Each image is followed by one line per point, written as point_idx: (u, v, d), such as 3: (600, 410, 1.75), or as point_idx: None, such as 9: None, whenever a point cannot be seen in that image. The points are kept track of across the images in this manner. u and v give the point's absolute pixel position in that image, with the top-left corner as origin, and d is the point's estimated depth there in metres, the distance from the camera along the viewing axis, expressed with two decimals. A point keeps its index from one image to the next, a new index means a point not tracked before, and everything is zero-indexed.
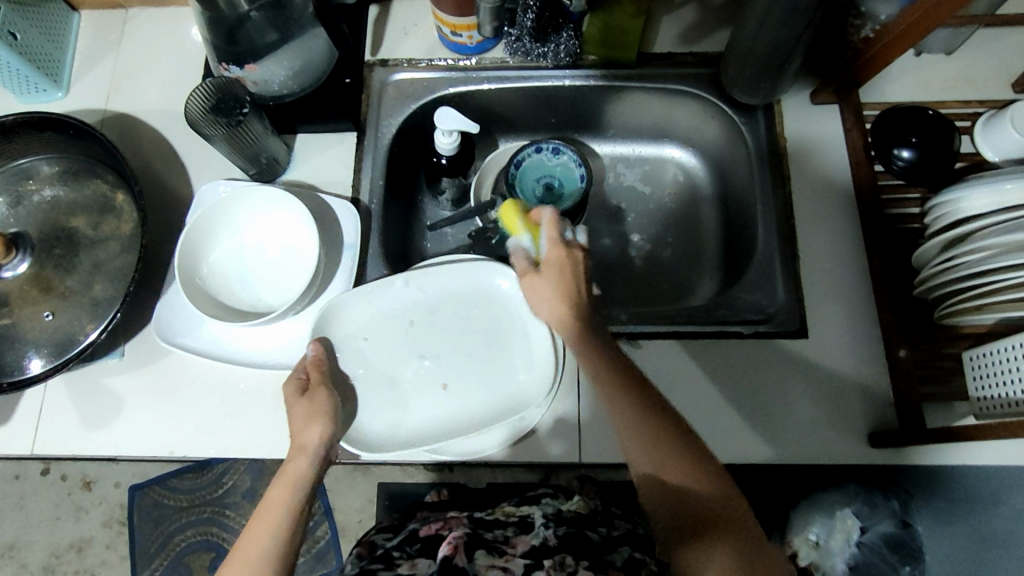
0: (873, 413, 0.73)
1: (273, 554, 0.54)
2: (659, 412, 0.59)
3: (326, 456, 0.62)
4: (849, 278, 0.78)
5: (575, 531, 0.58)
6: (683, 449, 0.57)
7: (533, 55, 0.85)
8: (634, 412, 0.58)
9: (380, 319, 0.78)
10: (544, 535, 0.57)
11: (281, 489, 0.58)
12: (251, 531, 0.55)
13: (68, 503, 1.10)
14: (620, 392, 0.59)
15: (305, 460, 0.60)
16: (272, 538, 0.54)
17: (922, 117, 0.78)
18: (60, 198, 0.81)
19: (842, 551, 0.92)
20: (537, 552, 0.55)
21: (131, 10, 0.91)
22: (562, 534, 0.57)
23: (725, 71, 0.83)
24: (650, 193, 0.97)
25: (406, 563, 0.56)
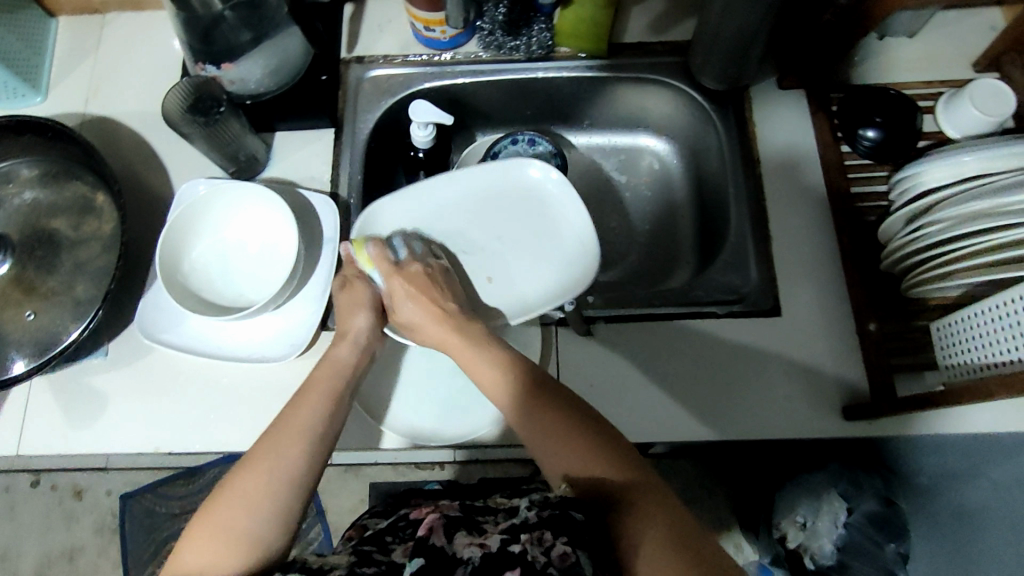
0: (847, 387, 0.75)
1: (318, 427, 0.59)
2: (590, 423, 0.57)
3: (367, 343, 0.69)
4: (821, 257, 0.80)
5: (565, 510, 0.55)
6: (607, 445, 0.56)
7: (506, 48, 0.88)
8: (552, 414, 0.58)
9: (418, 218, 0.83)
10: (527, 514, 0.56)
11: (325, 375, 0.64)
12: (297, 406, 0.60)
13: (58, 511, 1.10)
14: (542, 406, 0.59)
15: (349, 349, 0.68)
16: (317, 415, 0.59)
17: (884, 97, 0.80)
18: (41, 200, 0.82)
19: (829, 532, 0.95)
20: (514, 527, 0.55)
21: (108, 14, 0.92)
22: (546, 514, 0.55)
23: (693, 58, 0.84)
24: (626, 182, 0.99)
25: (400, 547, 0.56)
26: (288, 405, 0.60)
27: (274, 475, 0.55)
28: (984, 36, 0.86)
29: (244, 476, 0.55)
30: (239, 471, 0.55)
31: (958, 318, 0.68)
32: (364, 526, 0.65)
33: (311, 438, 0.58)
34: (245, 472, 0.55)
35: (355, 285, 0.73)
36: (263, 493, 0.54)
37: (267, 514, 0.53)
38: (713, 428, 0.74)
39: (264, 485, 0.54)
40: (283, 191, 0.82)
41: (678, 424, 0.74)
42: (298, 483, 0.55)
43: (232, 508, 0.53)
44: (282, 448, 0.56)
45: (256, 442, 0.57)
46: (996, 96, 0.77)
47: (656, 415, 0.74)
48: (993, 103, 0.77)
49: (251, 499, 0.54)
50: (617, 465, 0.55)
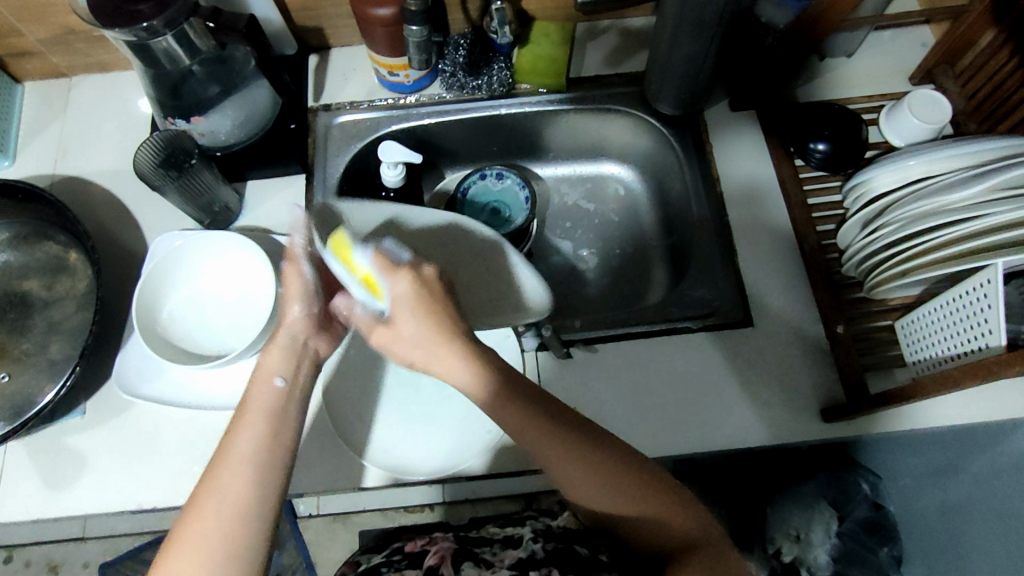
0: (823, 390, 0.77)
1: (260, 447, 0.53)
2: (601, 452, 0.56)
3: (303, 346, 0.62)
4: (784, 268, 0.83)
5: (564, 546, 0.64)
6: (614, 460, 0.56)
7: (469, 88, 0.91)
8: (569, 458, 0.56)
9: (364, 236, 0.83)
10: (533, 548, 0.64)
11: (253, 403, 0.56)
12: (233, 437, 0.54)
13: None
14: (542, 426, 0.57)
15: (279, 357, 0.60)
16: (256, 435, 0.54)
17: (829, 112, 0.85)
18: (12, 262, 0.82)
19: (823, 543, 0.98)
20: (524, 565, 0.62)
21: (75, 77, 0.94)
22: (550, 548, 0.64)
23: (648, 86, 0.88)
24: (594, 210, 1.01)
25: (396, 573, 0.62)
26: (224, 437, 0.54)
27: (227, 522, 0.50)
28: (917, 51, 0.92)
29: (194, 524, 0.50)
30: (186, 517, 0.51)
31: (918, 315, 0.72)
32: (357, 562, 0.69)
33: (254, 461, 0.52)
34: (193, 520, 0.50)
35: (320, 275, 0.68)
36: (217, 544, 0.49)
37: (221, 564, 0.49)
38: (697, 441, 0.75)
39: (214, 539, 0.49)
40: (257, 237, 0.83)
41: (664, 441, 0.75)
42: (249, 528, 0.51)
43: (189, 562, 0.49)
44: (227, 484, 0.51)
45: (200, 475, 0.53)
46: (933, 105, 0.82)
47: (640, 433, 0.75)
48: (928, 110, 0.82)
49: (205, 549, 0.49)
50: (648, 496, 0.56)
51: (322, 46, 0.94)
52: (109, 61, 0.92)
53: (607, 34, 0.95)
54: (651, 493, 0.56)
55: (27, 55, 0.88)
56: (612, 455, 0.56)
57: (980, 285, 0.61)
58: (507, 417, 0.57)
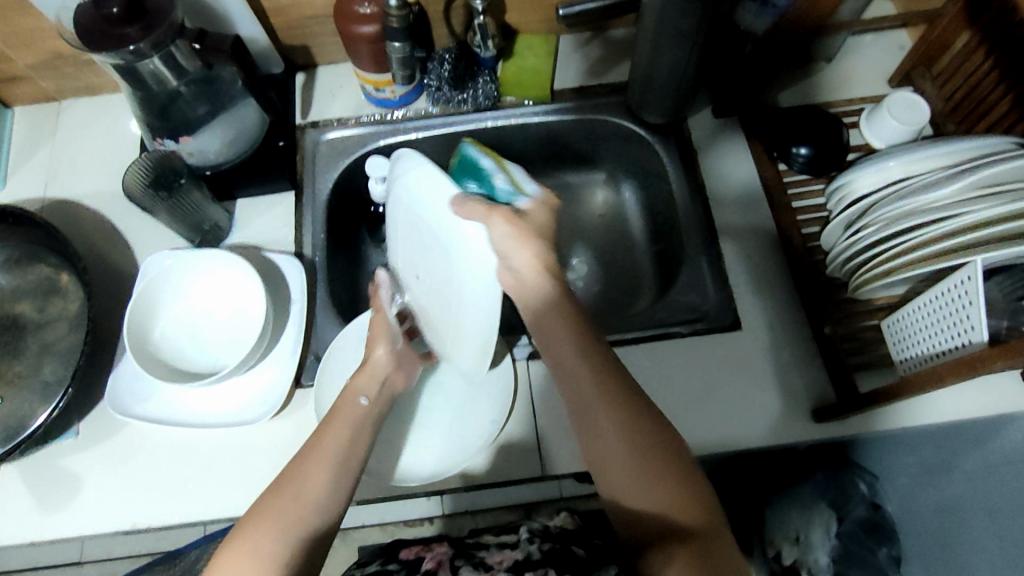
0: (813, 391, 0.77)
1: (340, 452, 0.60)
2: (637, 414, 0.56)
3: (386, 374, 0.72)
4: (771, 271, 0.83)
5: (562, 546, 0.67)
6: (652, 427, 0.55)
7: (454, 102, 0.92)
8: (615, 405, 0.56)
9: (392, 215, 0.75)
10: (530, 549, 0.67)
11: (339, 422, 0.63)
12: (323, 435, 0.61)
13: None
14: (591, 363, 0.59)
15: (369, 381, 0.70)
16: (344, 440, 0.61)
17: (811, 116, 0.86)
18: (3, 286, 0.82)
19: (823, 544, 0.97)
20: (522, 565, 0.64)
21: (64, 101, 0.94)
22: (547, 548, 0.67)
23: (632, 96, 0.89)
24: (583, 218, 1.02)
25: None
26: (315, 434, 0.62)
27: (306, 502, 0.55)
28: (894, 54, 0.94)
29: (279, 501, 0.55)
30: (268, 496, 0.56)
31: (903, 314, 0.73)
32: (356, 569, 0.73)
33: (338, 457, 0.59)
34: (273, 498, 0.56)
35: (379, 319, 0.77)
36: (290, 519, 0.54)
37: (292, 536, 0.54)
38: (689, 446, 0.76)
39: (295, 515, 0.54)
40: (247, 254, 0.84)
41: None
42: (321, 510, 0.56)
43: (264, 534, 0.53)
44: (310, 474, 0.57)
45: (291, 461, 0.59)
46: (912, 107, 0.84)
47: None
48: (909, 112, 0.83)
49: (277, 522, 0.54)
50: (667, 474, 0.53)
51: (308, 65, 0.95)
52: (98, 84, 0.93)
53: (589, 45, 0.96)
54: (673, 475, 0.53)
55: (16, 80, 0.89)
56: (647, 420, 0.55)
57: (961, 282, 0.62)
58: (566, 348, 0.60)
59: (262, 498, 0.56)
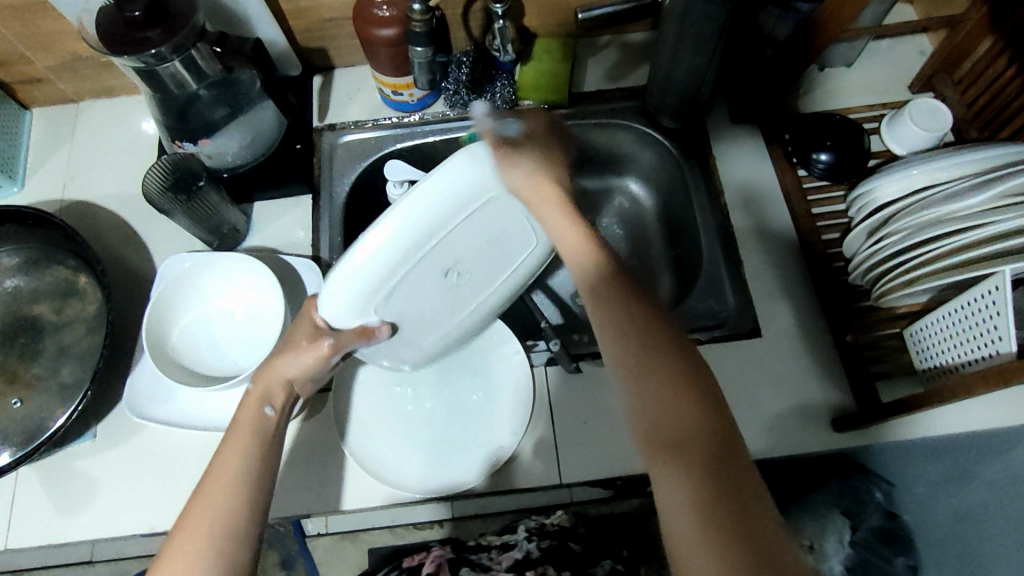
0: (833, 399, 0.77)
1: (243, 474, 0.55)
2: (660, 345, 0.53)
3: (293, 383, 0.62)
4: (791, 277, 0.83)
5: (556, 544, 0.77)
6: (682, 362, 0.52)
7: (471, 106, 0.91)
8: (637, 345, 0.53)
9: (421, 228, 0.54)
10: (528, 548, 0.76)
11: (241, 437, 0.58)
12: (229, 449, 0.57)
13: None
14: (608, 297, 0.56)
15: (278, 383, 0.61)
16: (251, 450, 0.57)
17: (831, 121, 0.85)
18: (21, 287, 0.82)
19: None
20: (521, 564, 0.73)
21: (82, 103, 0.95)
22: (543, 546, 0.77)
23: (651, 99, 0.89)
24: (599, 222, 1.02)
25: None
26: (220, 445, 0.58)
27: (229, 520, 0.54)
28: (915, 59, 0.93)
29: (182, 539, 0.53)
30: (186, 520, 0.54)
31: (927, 323, 0.72)
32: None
33: (253, 475, 0.56)
34: (195, 519, 0.54)
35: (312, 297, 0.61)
36: (218, 537, 0.53)
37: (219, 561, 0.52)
38: None
39: (213, 527, 0.53)
40: (265, 258, 0.83)
41: None
42: (246, 518, 0.54)
43: (193, 543, 0.52)
44: (224, 477, 0.55)
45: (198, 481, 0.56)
46: (934, 114, 0.83)
47: None
48: (931, 118, 0.82)
49: (208, 543, 0.53)
50: (685, 401, 0.50)
51: (326, 67, 0.95)
52: (116, 86, 0.93)
53: (608, 47, 0.96)
54: (692, 407, 0.50)
55: (35, 82, 0.89)
56: (660, 340, 0.53)
57: (988, 292, 0.61)
58: (596, 291, 0.57)
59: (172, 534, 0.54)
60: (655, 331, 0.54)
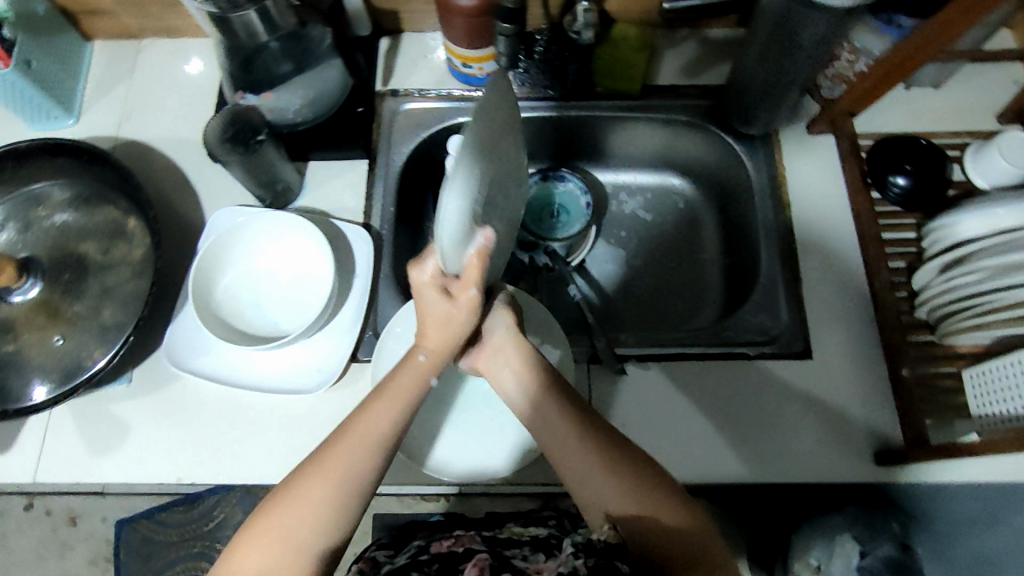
0: (880, 434, 0.74)
1: (386, 432, 0.56)
2: (615, 442, 0.59)
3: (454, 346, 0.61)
4: (851, 302, 0.80)
5: (615, 554, 0.54)
6: (639, 465, 0.57)
7: (540, 87, 0.89)
8: (598, 438, 0.58)
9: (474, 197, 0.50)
10: (575, 564, 0.54)
11: (392, 399, 0.58)
12: (371, 412, 0.56)
13: (53, 540, 1.04)
14: (563, 407, 0.60)
15: (440, 341, 0.61)
16: (392, 424, 0.56)
17: (914, 146, 0.81)
18: (70, 223, 0.81)
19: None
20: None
21: (144, 40, 0.93)
22: (598, 560, 0.54)
23: (726, 102, 0.86)
24: (651, 220, 0.99)
25: None
26: (360, 406, 0.57)
27: (356, 487, 0.53)
28: (1009, 90, 0.88)
29: (307, 487, 0.52)
30: (304, 473, 0.53)
31: (991, 368, 0.69)
32: (374, 558, 0.67)
33: (387, 450, 0.56)
34: (315, 475, 0.53)
35: (413, 270, 0.58)
36: (333, 503, 0.52)
37: (332, 525, 0.52)
38: (742, 473, 0.73)
39: (336, 494, 0.52)
40: (315, 220, 0.82)
41: (707, 468, 0.73)
42: (365, 493, 0.54)
43: (311, 502, 0.52)
44: (360, 438, 0.55)
45: (324, 441, 0.55)
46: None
47: (684, 452, 0.74)
48: (1020, 153, 0.78)
49: (324, 510, 0.52)
50: (650, 502, 0.55)
51: (394, 30, 0.92)
52: (180, 27, 0.91)
53: (687, 42, 0.92)
54: (668, 505, 0.55)
55: (100, 13, 0.87)
56: (614, 447, 0.58)
57: None
58: (546, 405, 0.61)
59: (291, 475, 0.54)
60: (601, 431, 0.59)
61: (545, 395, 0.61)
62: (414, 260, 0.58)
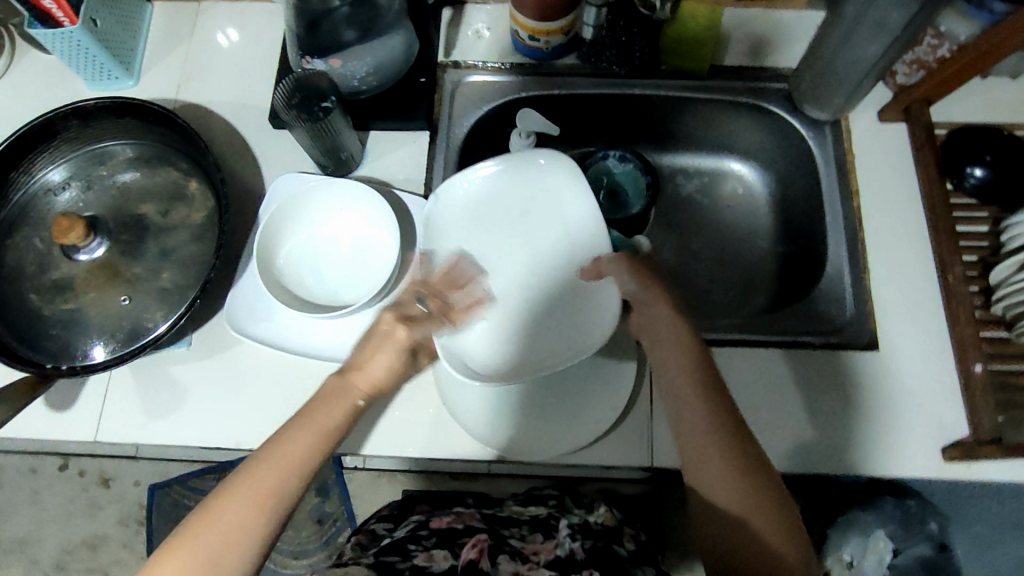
0: (950, 430, 0.72)
1: (307, 461, 0.55)
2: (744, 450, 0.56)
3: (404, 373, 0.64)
4: (921, 294, 0.77)
5: (602, 545, 0.62)
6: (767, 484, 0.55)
7: (605, 62, 0.87)
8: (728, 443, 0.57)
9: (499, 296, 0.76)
10: (571, 547, 0.60)
11: (315, 420, 0.57)
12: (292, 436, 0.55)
13: (83, 498, 0.98)
14: (693, 391, 0.60)
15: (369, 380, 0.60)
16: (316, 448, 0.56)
17: (994, 137, 0.79)
18: (133, 184, 0.81)
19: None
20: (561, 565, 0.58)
21: (204, 2, 0.91)
22: (588, 547, 0.61)
23: (797, 85, 0.84)
24: (707, 204, 0.98)
25: (423, 554, 0.58)
26: (285, 427, 0.56)
27: (271, 511, 0.53)
28: None
29: (222, 511, 0.52)
30: (224, 496, 0.53)
31: None
32: (373, 531, 0.66)
33: (307, 473, 0.55)
34: (233, 499, 0.53)
35: (385, 326, 0.61)
36: (247, 528, 0.52)
37: (244, 548, 0.52)
38: (799, 462, 0.72)
39: (248, 519, 0.52)
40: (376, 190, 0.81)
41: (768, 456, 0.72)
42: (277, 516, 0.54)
43: (225, 526, 0.52)
44: (282, 463, 0.54)
45: (248, 462, 0.55)
46: None
47: None
48: None
49: (238, 533, 0.52)
50: (774, 521, 0.53)
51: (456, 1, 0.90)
52: None
53: (756, 21, 0.89)
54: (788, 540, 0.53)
55: None
56: (744, 454, 0.56)
57: None
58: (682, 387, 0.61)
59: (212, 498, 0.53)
60: (738, 438, 0.57)
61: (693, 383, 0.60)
62: (390, 318, 0.62)
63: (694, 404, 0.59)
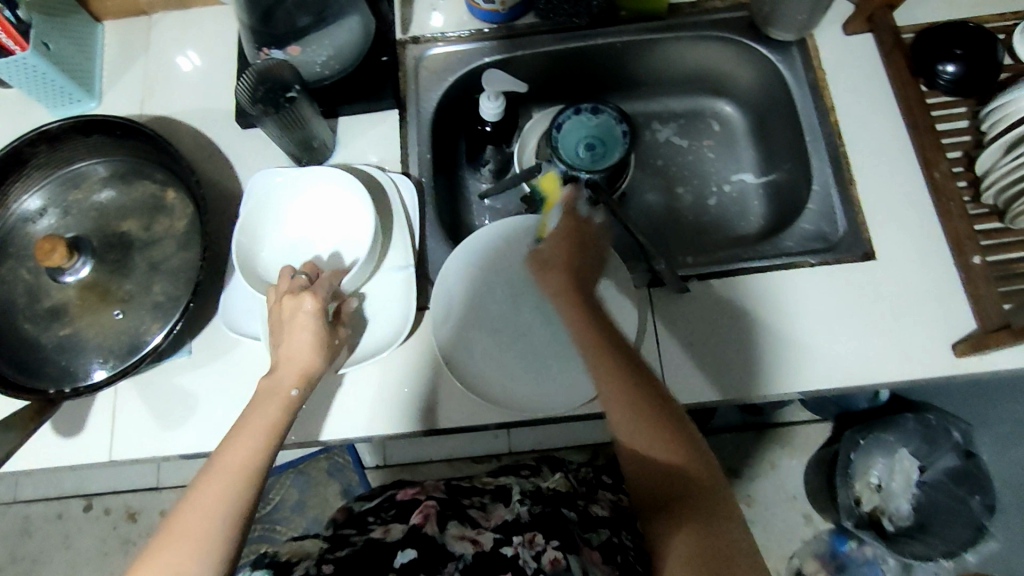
0: (957, 325, 0.72)
1: (255, 454, 0.55)
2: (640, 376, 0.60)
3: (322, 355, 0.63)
4: (911, 197, 0.77)
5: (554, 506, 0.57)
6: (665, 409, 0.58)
7: (564, 15, 0.86)
8: (622, 376, 0.60)
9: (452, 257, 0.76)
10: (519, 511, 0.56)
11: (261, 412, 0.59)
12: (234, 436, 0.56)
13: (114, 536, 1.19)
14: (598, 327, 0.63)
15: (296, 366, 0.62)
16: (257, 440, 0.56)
17: (962, 30, 0.78)
18: (111, 202, 0.80)
19: (904, 492, 1.06)
20: (507, 527, 0.53)
21: (154, 15, 0.91)
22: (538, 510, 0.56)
23: (759, 10, 0.83)
24: (687, 146, 0.97)
25: (381, 528, 0.51)
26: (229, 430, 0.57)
27: (226, 505, 0.52)
28: None
29: (185, 515, 0.51)
30: (181, 507, 0.52)
31: None
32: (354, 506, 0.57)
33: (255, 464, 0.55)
34: (190, 504, 0.52)
35: (287, 306, 0.64)
36: (209, 528, 0.50)
37: (211, 549, 0.50)
38: (812, 378, 0.72)
39: (212, 517, 0.51)
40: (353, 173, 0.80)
41: (781, 376, 0.72)
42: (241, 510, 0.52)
43: (186, 531, 0.50)
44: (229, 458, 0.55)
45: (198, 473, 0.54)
46: None
47: (754, 364, 0.73)
48: None
49: (201, 537, 0.50)
50: (671, 440, 0.57)
51: None
52: None
53: None
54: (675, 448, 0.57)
55: None
56: (635, 376, 0.60)
57: None
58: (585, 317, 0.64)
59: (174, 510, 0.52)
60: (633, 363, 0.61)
61: (596, 319, 0.63)
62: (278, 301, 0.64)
63: (598, 356, 0.61)
